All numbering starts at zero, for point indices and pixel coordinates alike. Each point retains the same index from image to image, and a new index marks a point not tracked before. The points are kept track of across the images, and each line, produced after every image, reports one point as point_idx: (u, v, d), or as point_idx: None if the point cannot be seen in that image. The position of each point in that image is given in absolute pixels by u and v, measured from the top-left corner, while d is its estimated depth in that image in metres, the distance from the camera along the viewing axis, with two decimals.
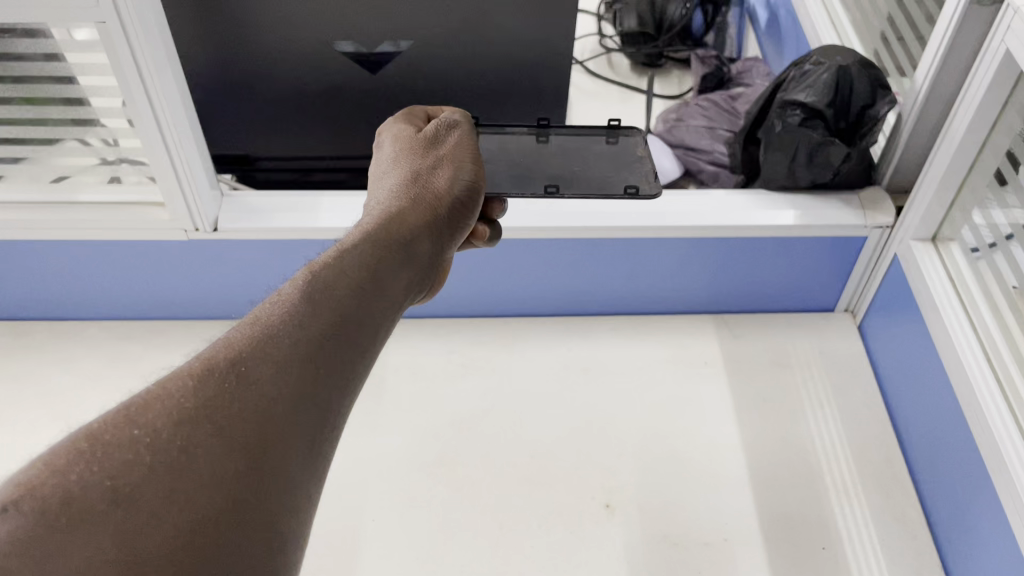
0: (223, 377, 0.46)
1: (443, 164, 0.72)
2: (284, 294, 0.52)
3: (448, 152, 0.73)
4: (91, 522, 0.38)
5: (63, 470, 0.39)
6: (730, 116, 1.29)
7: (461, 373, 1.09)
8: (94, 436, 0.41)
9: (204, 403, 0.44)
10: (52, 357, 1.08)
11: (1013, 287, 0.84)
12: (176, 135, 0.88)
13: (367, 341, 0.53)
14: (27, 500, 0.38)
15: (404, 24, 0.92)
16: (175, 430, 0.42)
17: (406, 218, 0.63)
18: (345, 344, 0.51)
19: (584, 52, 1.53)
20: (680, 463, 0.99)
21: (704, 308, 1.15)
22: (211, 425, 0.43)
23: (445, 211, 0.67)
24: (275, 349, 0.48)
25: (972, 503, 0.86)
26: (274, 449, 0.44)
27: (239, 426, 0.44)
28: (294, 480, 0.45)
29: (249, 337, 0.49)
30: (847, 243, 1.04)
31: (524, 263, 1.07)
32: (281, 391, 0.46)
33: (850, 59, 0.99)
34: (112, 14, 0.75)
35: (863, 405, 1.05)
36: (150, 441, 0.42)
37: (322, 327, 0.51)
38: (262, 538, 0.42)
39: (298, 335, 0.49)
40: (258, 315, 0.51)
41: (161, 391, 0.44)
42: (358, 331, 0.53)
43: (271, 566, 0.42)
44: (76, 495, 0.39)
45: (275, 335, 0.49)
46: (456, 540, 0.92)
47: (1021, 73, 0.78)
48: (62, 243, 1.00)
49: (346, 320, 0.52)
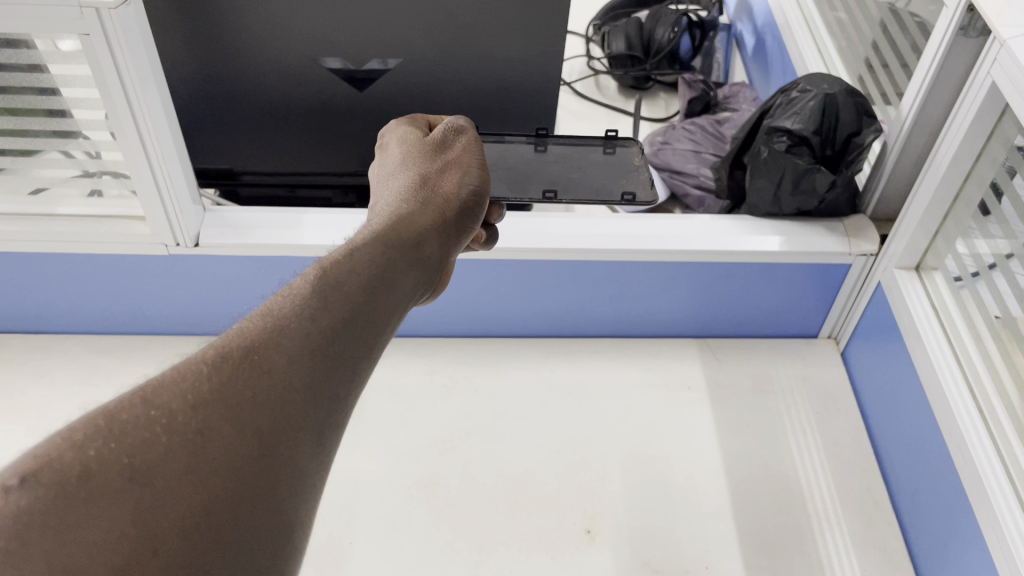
0: (237, 364, 0.45)
1: (450, 168, 0.71)
2: (295, 288, 0.52)
3: (455, 156, 0.73)
4: (110, 498, 0.38)
5: (82, 445, 0.39)
6: (717, 141, 1.29)
7: (442, 393, 1.08)
8: (112, 414, 0.41)
9: (218, 389, 0.44)
10: (26, 371, 1.06)
11: (996, 315, 0.85)
12: (159, 149, 0.87)
13: (376, 338, 0.53)
14: (46, 473, 0.37)
15: (393, 42, 0.92)
16: (191, 413, 0.42)
17: (414, 219, 0.63)
18: (355, 340, 0.51)
19: (572, 73, 1.54)
20: (664, 486, 0.98)
21: (688, 332, 1.15)
22: (224, 409, 0.43)
23: (452, 214, 0.67)
24: (289, 339, 0.48)
25: (951, 537, 0.86)
26: (286, 438, 0.44)
27: (254, 412, 0.44)
28: (302, 471, 0.45)
29: (263, 326, 0.48)
30: (830, 270, 1.04)
31: (508, 283, 1.06)
32: (294, 382, 0.46)
33: (837, 87, 0.99)
34: (96, 26, 0.74)
35: (845, 432, 1.05)
36: (167, 423, 0.41)
37: (332, 321, 0.50)
38: (266, 528, 0.41)
39: (312, 327, 0.49)
40: (269, 307, 0.50)
41: (175, 375, 0.44)
42: (367, 328, 0.52)
43: (275, 557, 0.41)
44: (94, 471, 0.38)
45: (288, 326, 0.48)
46: (434, 564, 0.91)
47: (1005, 105, 0.79)
48: (38, 257, 0.98)
49: (357, 316, 0.52)
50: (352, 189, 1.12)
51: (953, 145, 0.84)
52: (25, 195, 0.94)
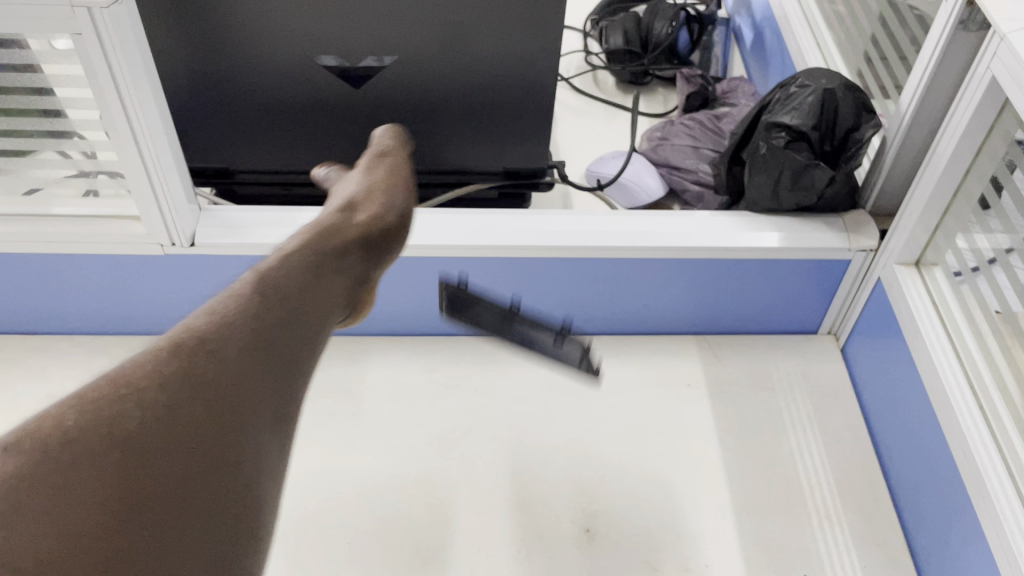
0: (187, 353, 0.52)
1: (383, 183, 0.77)
2: (231, 294, 0.58)
3: (389, 170, 0.79)
4: (85, 465, 0.45)
5: (61, 420, 0.46)
6: (715, 136, 1.28)
7: (440, 392, 1.07)
8: (82, 397, 0.48)
9: (173, 375, 0.50)
10: (23, 372, 1.06)
11: (996, 311, 0.84)
12: (153, 149, 0.86)
13: (305, 339, 0.59)
14: (34, 442, 0.45)
15: (389, 39, 0.91)
16: (146, 397, 0.49)
17: (343, 233, 0.70)
18: (287, 339, 0.57)
19: (570, 68, 1.53)
20: (663, 484, 0.98)
21: (687, 329, 1.15)
22: (178, 391, 0.50)
23: (380, 228, 0.73)
24: (230, 334, 0.54)
25: (952, 533, 0.86)
26: (229, 421, 0.51)
27: (199, 397, 0.50)
28: (244, 455, 0.51)
29: (204, 326, 0.54)
30: (829, 266, 1.03)
31: (506, 282, 1.06)
32: (228, 377, 0.52)
33: (835, 81, 0.99)
34: (88, 26, 0.74)
35: (845, 428, 1.04)
36: (128, 402, 0.48)
37: (264, 322, 0.56)
38: (215, 503, 0.48)
39: (246, 327, 0.55)
40: (209, 310, 0.56)
41: (134, 364, 0.51)
42: (298, 329, 0.58)
43: (228, 524, 0.48)
44: (70, 442, 0.45)
45: (227, 324, 0.55)
46: (432, 563, 0.90)
47: (1005, 99, 0.78)
48: (33, 258, 0.98)
49: (287, 319, 0.58)
50: None
51: (953, 139, 0.84)
52: (20, 196, 0.94)
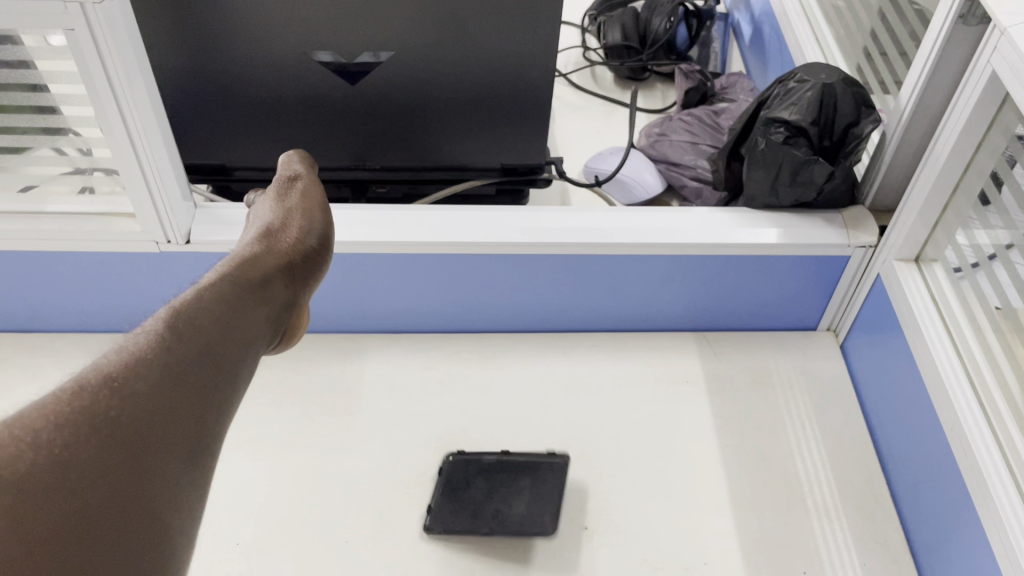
0: (98, 388, 0.54)
1: (303, 215, 0.83)
2: (148, 327, 0.60)
3: (311, 204, 0.84)
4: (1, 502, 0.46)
5: None
6: (714, 132, 1.28)
7: (437, 389, 1.07)
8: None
9: (84, 410, 0.52)
10: (18, 370, 1.05)
11: (996, 307, 0.84)
12: (147, 146, 0.86)
13: (227, 367, 0.63)
14: None
15: (385, 34, 0.91)
16: (56, 433, 0.50)
17: (268, 265, 0.75)
18: (204, 368, 0.60)
19: (567, 64, 1.53)
20: (661, 482, 0.98)
21: (686, 326, 1.14)
22: (90, 426, 0.52)
23: (298, 258, 0.78)
24: (144, 368, 0.57)
25: (952, 529, 0.85)
26: (145, 454, 0.53)
27: (115, 430, 0.52)
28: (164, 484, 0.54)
29: (115, 363, 0.56)
30: (829, 261, 1.03)
31: (503, 278, 1.05)
32: (139, 409, 0.54)
33: (834, 76, 0.98)
34: (81, 22, 0.73)
35: (844, 425, 1.04)
36: (33, 440, 0.49)
37: (184, 353, 0.59)
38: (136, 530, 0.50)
39: (162, 359, 0.58)
40: (123, 345, 0.59)
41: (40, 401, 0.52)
42: (219, 357, 0.62)
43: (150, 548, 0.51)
44: None
45: (142, 358, 0.57)
46: (429, 562, 0.90)
47: (1005, 93, 0.78)
48: (28, 255, 0.97)
49: (206, 346, 0.61)
50: (346, 184, 1.11)
51: (952, 134, 0.83)
52: (14, 193, 0.93)
